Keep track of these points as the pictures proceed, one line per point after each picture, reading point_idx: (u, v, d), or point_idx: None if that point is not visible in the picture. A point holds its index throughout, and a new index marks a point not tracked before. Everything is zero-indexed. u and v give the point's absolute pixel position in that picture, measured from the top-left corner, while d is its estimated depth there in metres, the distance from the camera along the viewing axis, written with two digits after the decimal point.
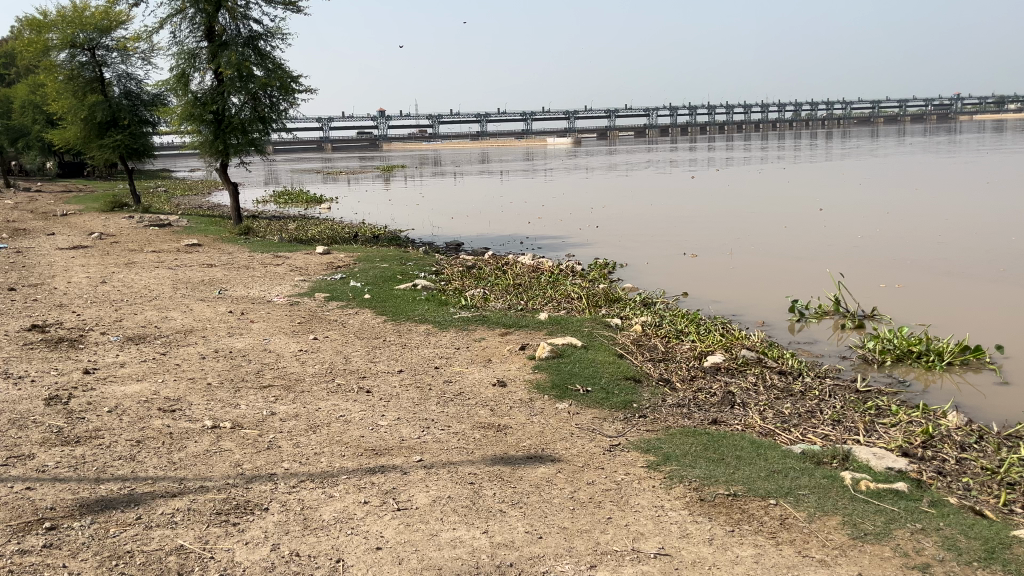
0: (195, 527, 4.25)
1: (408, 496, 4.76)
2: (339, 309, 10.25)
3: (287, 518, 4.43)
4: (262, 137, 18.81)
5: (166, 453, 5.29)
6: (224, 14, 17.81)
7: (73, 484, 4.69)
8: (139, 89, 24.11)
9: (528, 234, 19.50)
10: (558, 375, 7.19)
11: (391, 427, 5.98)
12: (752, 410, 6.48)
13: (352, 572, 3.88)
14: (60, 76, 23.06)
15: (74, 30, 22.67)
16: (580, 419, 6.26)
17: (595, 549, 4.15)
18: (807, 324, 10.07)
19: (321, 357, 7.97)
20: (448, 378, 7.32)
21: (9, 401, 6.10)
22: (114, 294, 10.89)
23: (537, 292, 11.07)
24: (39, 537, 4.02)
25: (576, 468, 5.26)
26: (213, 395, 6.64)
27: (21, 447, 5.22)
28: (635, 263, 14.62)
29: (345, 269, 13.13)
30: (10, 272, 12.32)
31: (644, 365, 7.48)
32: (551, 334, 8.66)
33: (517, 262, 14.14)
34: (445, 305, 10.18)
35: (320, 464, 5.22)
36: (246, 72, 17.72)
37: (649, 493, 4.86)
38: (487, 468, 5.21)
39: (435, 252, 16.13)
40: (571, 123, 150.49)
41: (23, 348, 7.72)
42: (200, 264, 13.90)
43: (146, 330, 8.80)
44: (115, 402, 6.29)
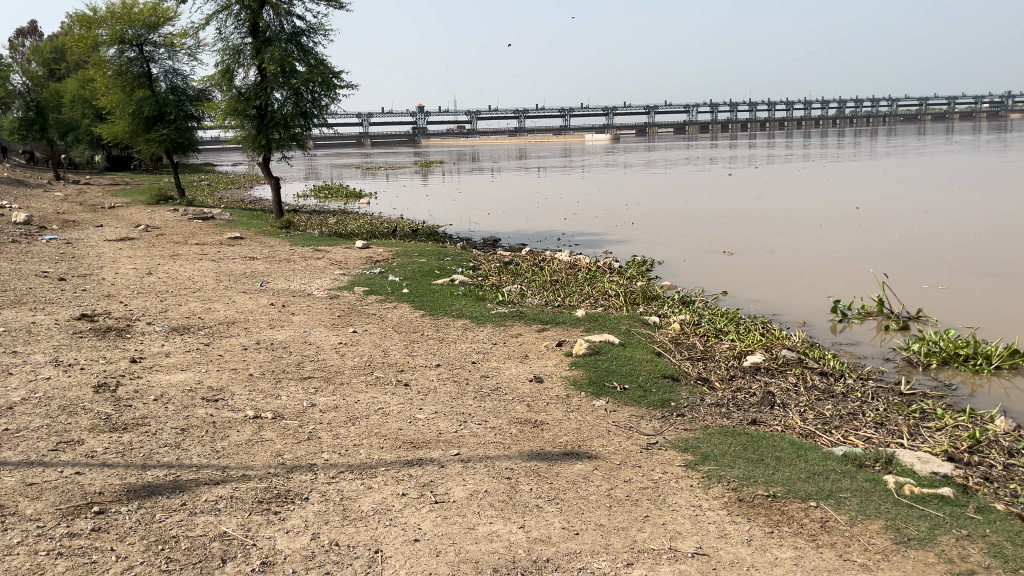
0: (237, 514, 4.33)
1: (446, 489, 4.80)
2: (378, 302, 10.36)
3: (327, 508, 4.49)
4: (304, 132, 19.03)
5: (209, 442, 5.39)
6: (268, 10, 18.04)
7: (120, 470, 4.81)
8: (184, 84, 24.50)
9: (565, 230, 19.50)
10: (595, 373, 7.17)
11: (429, 420, 6.03)
12: (792, 411, 6.40)
13: (390, 563, 3.93)
14: (109, 71, 23.58)
15: (123, 26, 23.16)
16: (617, 417, 6.24)
17: (632, 547, 4.13)
18: (850, 324, 9.91)
19: (360, 350, 8.04)
20: (485, 373, 7.34)
21: (60, 388, 6.28)
22: (159, 285, 11.12)
23: (575, 288, 11.05)
24: (88, 521, 4.13)
25: (612, 465, 5.24)
26: (255, 386, 6.76)
27: (71, 432, 5.36)
28: (674, 261, 14.52)
29: (383, 264, 13.23)
30: (61, 262, 12.68)
31: (681, 364, 7.42)
32: (589, 330, 8.64)
33: (555, 259, 14.11)
34: (482, 300, 10.21)
35: (359, 456, 5.28)
36: (289, 68, 17.95)
37: (686, 492, 4.84)
38: (524, 464, 5.22)
39: (473, 247, 16.23)
40: (609, 120, 149.78)
41: (72, 336, 7.93)
42: (242, 257, 14.15)
43: (190, 321, 8.97)
44: (161, 390, 6.43)
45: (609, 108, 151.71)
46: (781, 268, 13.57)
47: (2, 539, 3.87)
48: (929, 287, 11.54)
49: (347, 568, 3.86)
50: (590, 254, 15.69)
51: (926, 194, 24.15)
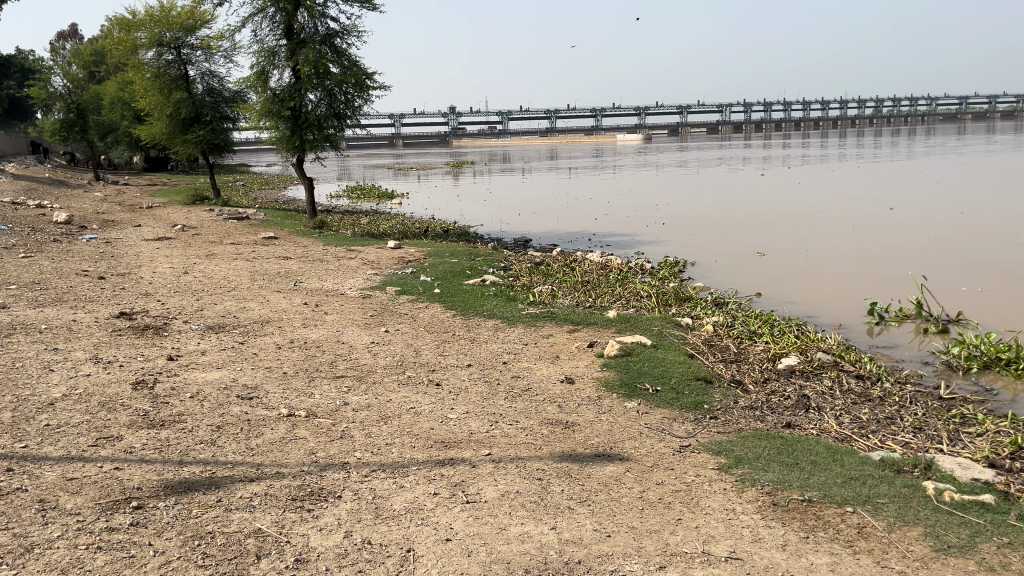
0: (272, 512, 4.37)
1: (477, 489, 4.81)
2: (410, 302, 10.41)
3: (359, 507, 4.52)
4: (337, 133, 19.18)
5: (244, 439, 5.45)
6: (303, 12, 18.22)
7: (158, 466, 4.89)
8: (221, 86, 24.86)
9: (596, 230, 19.49)
10: (627, 374, 7.14)
11: (460, 420, 6.05)
12: (828, 414, 6.31)
13: (422, 562, 3.94)
14: (148, 74, 24.02)
15: (161, 29, 23.56)
16: (649, 418, 6.20)
17: (665, 550, 4.10)
18: (887, 327, 9.74)
19: (392, 349, 8.09)
20: (517, 374, 7.34)
21: (100, 384, 6.40)
22: (195, 284, 11.28)
23: (606, 289, 11.01)
24: (127, 516, 4.20)
25: (644, 468, 5.21)
26: (288, 384, 6.82)
27: (110, 428, 5.46)
28: (707, 262, 14.46)
29: (415, 264, 13.27)
30: (100, 261, 12.90)
31: (715, 366, 7.36)
32: (620, 332, 8.60)
33: (586, 259, 14.08)
34: (514, 301, 10.21)
35: (391, 455, 5.31)
36: (323, 69, 18.10)
37: (720, 496, 4.79)
38: (555, 464, 5.22)
39: (504, 247, 16.30)
40: (641, 120, 149.07)
41: (111, 334, 8.08)
42: (277, 257, 14.29)
43: (225, 319, 9.10)
44: (197, 388, 6.53)
45: (641, 108, 151.05)
46: (815, 269, 13.43)
47: (43, 533, 3.95)
48: (969, 289, 11.31)
49: (379, 566, 3.88)
50: (621, 254, 15.66)
51: (964, 194, 23.77)
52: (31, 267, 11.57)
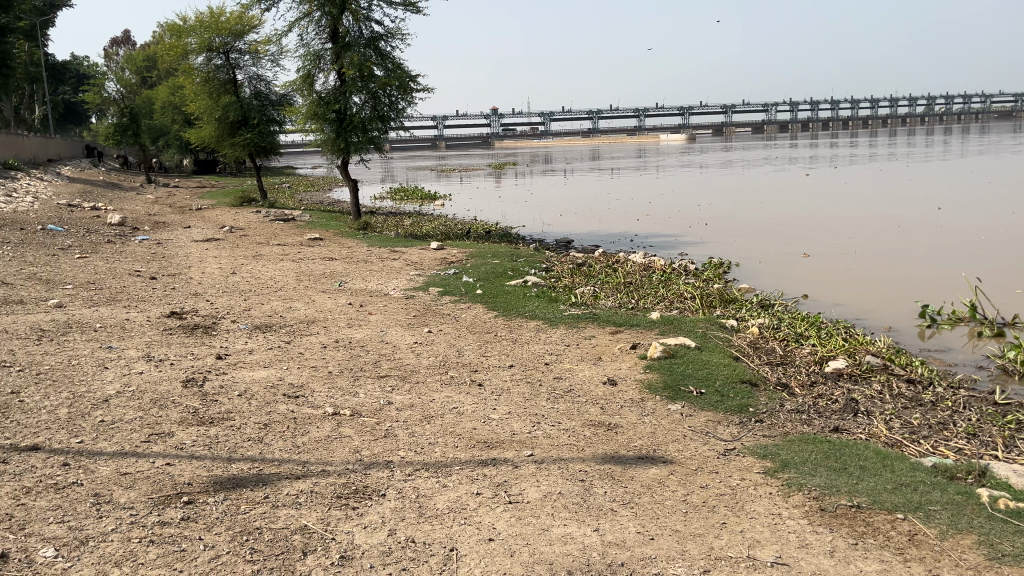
0: (318, 509, 4.43)
1: (519, 489, 4.82)
2: (452, 303, 10.48)
3: (403, 505, 4.56)
4: (381, 135, 19.35)
5: (290, 437, 5.54)
6: (348, 16, 18.43)
7: (207, 462, 5.00)
8: (268, 89, 25.30)
9: (638, 231, 19.42)
10: (670, 376, 7.09)
11: (503, 420, 6.07)
12: (877, 419, 6.18)
13: (465, 562, 3.96)
14: (197, 78, 24.58)
15: (211, 34, 24.09)
16: (693, 421, 6.14)
17: (709, 554, 4.07)
18: (939, 331, 9.51)
19: (434, 349, 8.15)
20: (559, 375, 7.34)
21: (152, 381, 6.57)
22: (243, 285, 11.50)
23: (649, 290, 10.94)
24: (178, 510, 4.30)
25: (688, 471, 5.17)
26: (334, 383, 6.92)
27: (162, 425, 5.60)
28: (752, 262, 14.31)
29: (457, 264, 13.36)
30: (152, 262, 13.21)
31: (760, 368, 7.26)
32: (663, 334, 8.53)
33: (629, 260, 14.05)
34: (555, 302, 10.21)
35: (434, 455, 5.35)
36: (367, 72, 18.31)
37: (766, 500, 4.73)
38: (598, 466, 5.20)
39: (547, 248, 16.44)
40: (684, 120, 147.84)
41: (163, 333, 8.28)
42: (322, 258, 14.50)
43: (272, 319, 9.25)
44: (245, 386, 6.65)
45: (684, 108, 149.80)
46: (863, 271, 13.21)
47: (97, 526, 4.06)
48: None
49: (423, 565, 3.91)
50: (664, 255, 15.58)
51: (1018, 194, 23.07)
52: (85, 267, 11.93)
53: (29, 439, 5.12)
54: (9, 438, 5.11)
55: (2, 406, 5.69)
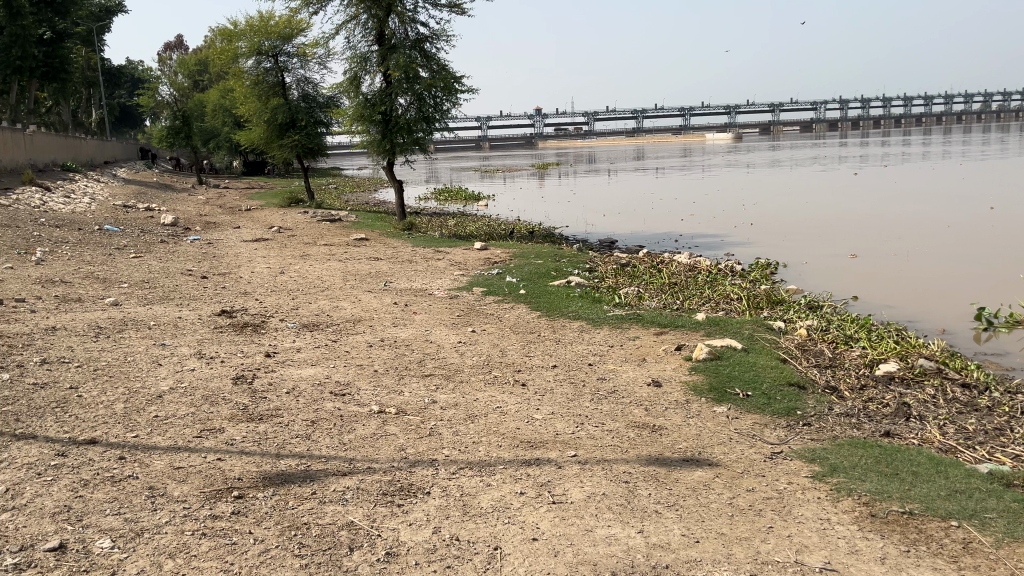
0: (364, 505, 4.50)
1: (563, 489, 4.82)
2: (496, 303, 10.51)
3: (447, 503, 4.59)
4: (426, 136, 19.50)
5: (337, 434, 5.63)
6: (394, 19, 18.62)
7: (257, 458, 5.10)
8: (315, 91, 25.67)
9: (683, 231, 19.22)
10: (716, 378, 7.02)
11: (547, 421, 6.07)
12: (930, 424, 6.03)
13: (509, 561, 3.97)
14: (248, 81, 25.09)
15: (260, 38, 24.54)
16: (740, 424, 6.07)
17: (756, 558, 4.02)
18: (996, 334, 9.22)
19: (478, 349, 8.19)
20: (603, 376, 7.32)
21: (204, 378, 6.72)
22: (290, 284, 11.69)
23: (695, 291, 10.84)
24: (229, 504, 4.40)
25: (734, 474, 5.11)
26: (379, 381, 7.00)
27: (214, 421, 5.72)
28: (799, 263, 14.08)
29: (501, 264, 13.40)
30: (204, 261, 13.49)
31: (808, 371, 7.13)
32: (709, 335, 8.43)
33: (674, 260, 13.97)
34: (599, 302, 10.18)
35: (478, 453, 5.37)
36: (413, 73, 18.48)
37: (814, 504, 4.65)
38: (642, 468, 5.16)
39: (590, 248, 16.37)
40: (731, 119, 145.92)
41: (214, 331, 8.46)
42: (368, 257, 14.66)
43: (319, 318, 9.39)
44: (293, 383, 6.77)
45: (731, 107, 147.87)
46: (916, 271, 12.92)
47: (152, 519, 4.17)
48: None
49: (467, 563, 3.94)
50: (710, 255, 15.43)
51: None
52: (140, 267, 12.26)
53: (87, 433, 5.28)
54: (68, 431, 5.27)
55: (62, 400, 5.87)
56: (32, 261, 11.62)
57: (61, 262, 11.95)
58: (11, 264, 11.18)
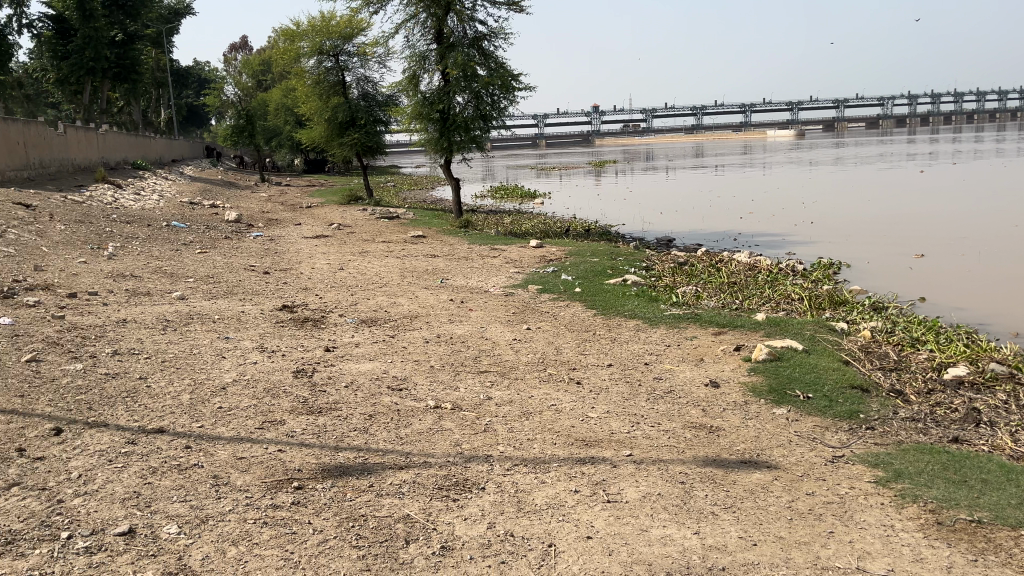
0: (420, 499, 4.55)
1: (618, 489, 4.79)
2: (552, 301, 10.51)
3: (502, 499, 4.62)
4: (483, 134, 19.59)
5: (394, 428, 5.71)
6: (452, 17, 18.74)
7: (316, 450, 5.20)
8: (374, 90, 25.99)
9: (741, 231, 18.84)
10: (776, 379, 6.89)
11: (601, 419, 6.04)
12: (1002, 430, 5.80)
13: (563, 558, 3.98)
14: (309, 80, 25.59)
15: (322, 38, 24.99)
16: (800, 427, 5.95)
17: (816, 563, 3.94)
18: None
19: (534, 346, 8.19)
20: (659, 375, 7.25)
21: (266, 371, 6.88)
22: (349, 280, 11.89)
23: (755, 291, 10.64)
24: (289, 495, 4.50)
25: (794, 477, 5.01)
26: (435, 377, 7.07)
27: (275, 413, 5.86)
28: (863, 264, 13.67)
29: (556, 262, 13.37)
30: (266, 257, 13.79)
31: (873, 373, 6.94)
32: (769, 336, 8.28)
33: (733, 259, 13.72)
34: (656, 301, 10.07)
35: (533, 450, 5.39)
36: (470, 72, 18.56)
37: (877, 510, 4.53)
38: (698, 469, 5.11)
39: (646, 247, 16.20)
40: (793, 116, 142.78)
41: (275, 325, 8.66)
42: (425, 255, 14.77)
43: (377, 313, 9.54)
44: (352, 378, 6.89)
45: (793, 104, 144.72)
46: (983, 273, 12.49)
47: (216, 507, 4.29)
48: None
49: (521, 559, 3.95)
50: (771, 255, 15.09)
51: None
52: (205, 262, 12.61)
53: (155, 422, 5.46)
54: (137, 420, 5.46)
55: (132, 390, 6.08)
56: (104, 256, 12.05)
57: (131, 257, 12.37)
58: (84, 259, 11.60)
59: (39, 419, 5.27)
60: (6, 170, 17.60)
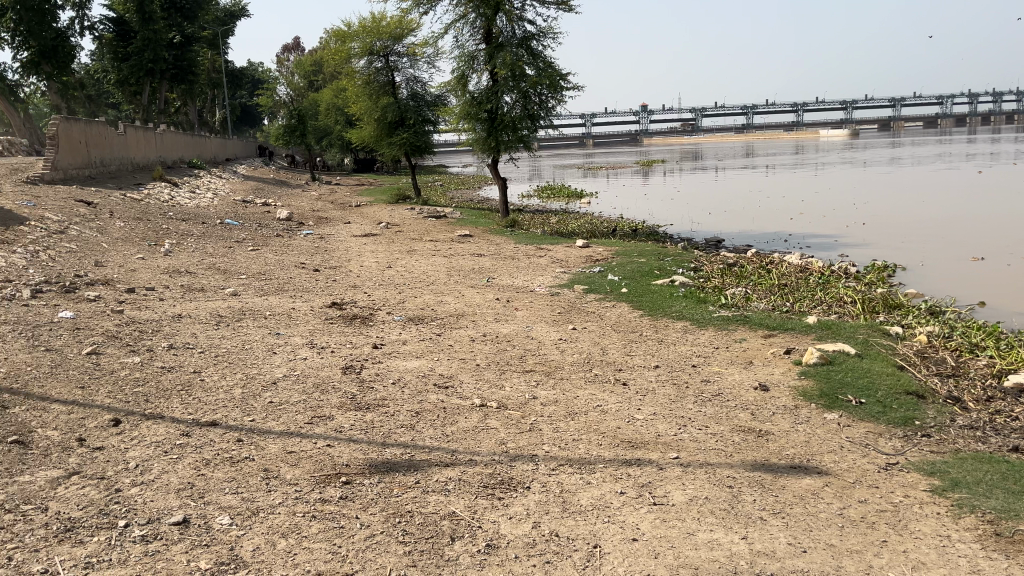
0: (465, 497, 4.57)
1: (665, 492, 4.75)
2: (598, 301, 10.47)
3: (547, 499, 4.62)
4: (530, 134, 19.60)
5: (440, 425, 5.75)
6: (501, 17, 18.78)
7: (364, 446, 5.26)
8: (423, 90, 26.17)
9: (792, 232, 18.56)
10: (827, 384, 6.76)
11: (648, 421, 6.00)
12: None
13: (608, 559, 3.96)
14: (360, 80, 25.91)
15: (372, 39, 25.23)
16: (852, 432, 5.83)
17: (868, 571, 3.86)
18: None
19: (580, 346, 8.18)
20: (707, 378, 7.16)
21: (316, 367, 6.99)
22: (397, 278, 12.00)
23: (805, 293, 10.46)
24: (337, 489, 4.56)
25: (846, 483, 4.92)
26: (482, 375, 7.10)
27: (324, 408, 5.95)
28: (919, 267, 13.32)
29: (603, 262, 13.34)
30: (316, 255, 13.98)
31: (929, 380, 6.74)
32: (820, 340, 8.13)
33: (784, 261, 13.49)
34: (704, 302, 9.95)
35: (578, 451, 5.37)
36: (519, 71, 18.55)
37: (932, 520, 4.42)
38: (747, 473, 5.04)
39: (696, 248, 16.04)
40: (848, 115, 139.75)
41: (325, 322, 8.78)
42: (472, 254, 14.83)
43: (424, 311, 9.62)
44: (399, 375, 6.96)
45: (848, 103, 141.69)
46: None
47: (267, 499, 4.37)
48: None
49: (566, 559, 3.95)
50: (823, 257, 14.78)
51: None
52: (257, 259, 12.85)
53: (209, 415, 5.59)
54: (191, 413, 5.60)
55: (187, 383, 6.24)
56: (161, 252, 12.37)
57: (186, 253, 12.66)
58: (142, 255, 11.93)
59: (99, 411, 5.43)
60: (69, 169, 18.16)
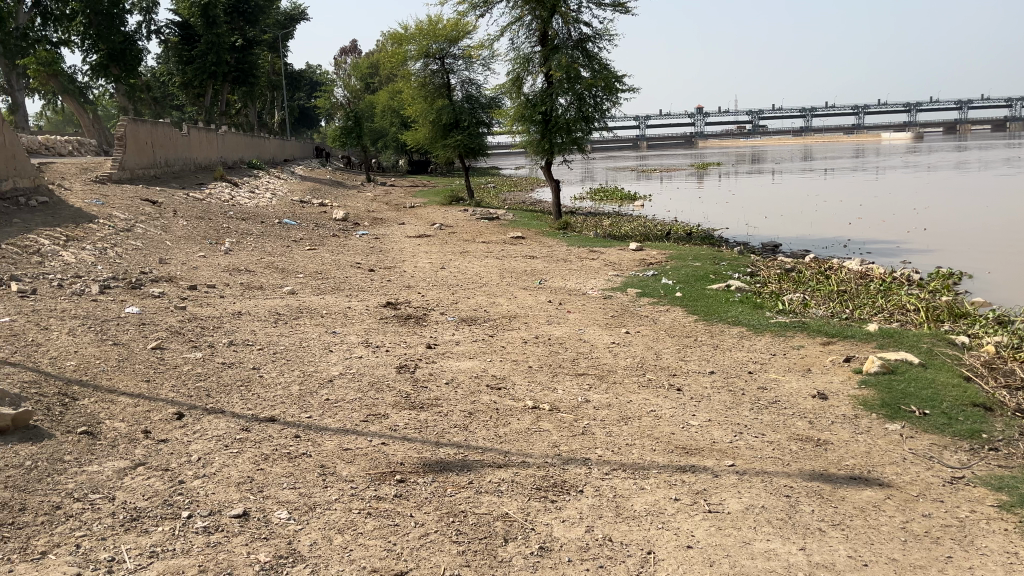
0: (518, 499, 4.58)
1: (720, 499, 4.69)
2: (652, 305, 10.38)
3: (601, 503, 4.59)
4: (585, 135, 19.53)
5: (493, 426, 5.77)
6: (557, 19, 18.75)
7: (418, 445, 5.31)
8: (478, 92, 26.31)
9: (851, 236, 18.15)
10: (888, 394, 6.59)
11: (703, 428, 5.93)
12: None
13: (663, 566, 3.92)
14: (415, 82, 26.15)
15: (429, 41, 25.40)
16: (915, 444, 5.66)
17: None
18: None
19: (633, 351, 8.11)
20: (763, 385, 7.04)
21: (370, 366, 7.08)
22: (450, 279, 12.07)
23: (866, 300, 10.21)
24: (392, 487, 4.61)
25: (909, 497, 4.78)
26: (534, 377, 7.10)
27: (379, 407, 6.02)
28: (987, 274, 12.91)
29: (657, 266, 13.25)
30: (371, 255, 14.17)
31: (997, 391, 6.50)
32: (881, 348, 7.91)
33: (844, 266, 13.18)
34: (760, 308, 9.77)
35: (632, 456, 5.33)
36: (574, 73, 18.52)
37: (1000, 536, 4.27)
38: (805, 483, 4.93)
39: (752, 252, 15.82)
40: (911, 118, 135.99)
41: (380, 321, 8.90)
42: (524, 256, 14.87)
43: (477, 312, 9.67)
44: (452, 375, 7.00)
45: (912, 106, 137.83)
46: None
47: (324, 495, 4.45)
48: None
49: (619, 564, 3.92)
50: (884, 263, 14.43)
51: None
52: (314, 258, 13.07)
53: (268, 411, 5.70)
54: (250, 409, 5.72)
55: (246, 379, 6.38)
56: (221, 250, 12.66)
57: (245, 252, 12.94)
58: (204, 253, 12.25)
59: (163, 404, 5.59)
60: (136, 169, 18.73)
